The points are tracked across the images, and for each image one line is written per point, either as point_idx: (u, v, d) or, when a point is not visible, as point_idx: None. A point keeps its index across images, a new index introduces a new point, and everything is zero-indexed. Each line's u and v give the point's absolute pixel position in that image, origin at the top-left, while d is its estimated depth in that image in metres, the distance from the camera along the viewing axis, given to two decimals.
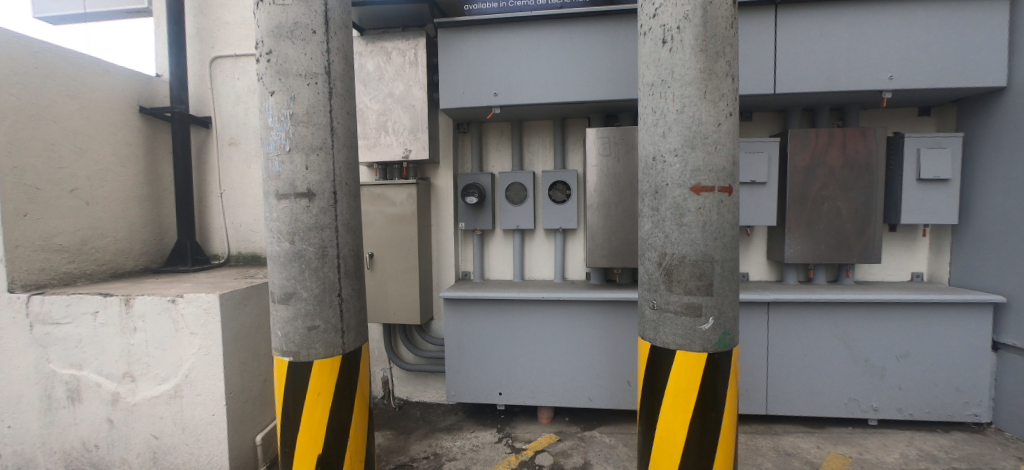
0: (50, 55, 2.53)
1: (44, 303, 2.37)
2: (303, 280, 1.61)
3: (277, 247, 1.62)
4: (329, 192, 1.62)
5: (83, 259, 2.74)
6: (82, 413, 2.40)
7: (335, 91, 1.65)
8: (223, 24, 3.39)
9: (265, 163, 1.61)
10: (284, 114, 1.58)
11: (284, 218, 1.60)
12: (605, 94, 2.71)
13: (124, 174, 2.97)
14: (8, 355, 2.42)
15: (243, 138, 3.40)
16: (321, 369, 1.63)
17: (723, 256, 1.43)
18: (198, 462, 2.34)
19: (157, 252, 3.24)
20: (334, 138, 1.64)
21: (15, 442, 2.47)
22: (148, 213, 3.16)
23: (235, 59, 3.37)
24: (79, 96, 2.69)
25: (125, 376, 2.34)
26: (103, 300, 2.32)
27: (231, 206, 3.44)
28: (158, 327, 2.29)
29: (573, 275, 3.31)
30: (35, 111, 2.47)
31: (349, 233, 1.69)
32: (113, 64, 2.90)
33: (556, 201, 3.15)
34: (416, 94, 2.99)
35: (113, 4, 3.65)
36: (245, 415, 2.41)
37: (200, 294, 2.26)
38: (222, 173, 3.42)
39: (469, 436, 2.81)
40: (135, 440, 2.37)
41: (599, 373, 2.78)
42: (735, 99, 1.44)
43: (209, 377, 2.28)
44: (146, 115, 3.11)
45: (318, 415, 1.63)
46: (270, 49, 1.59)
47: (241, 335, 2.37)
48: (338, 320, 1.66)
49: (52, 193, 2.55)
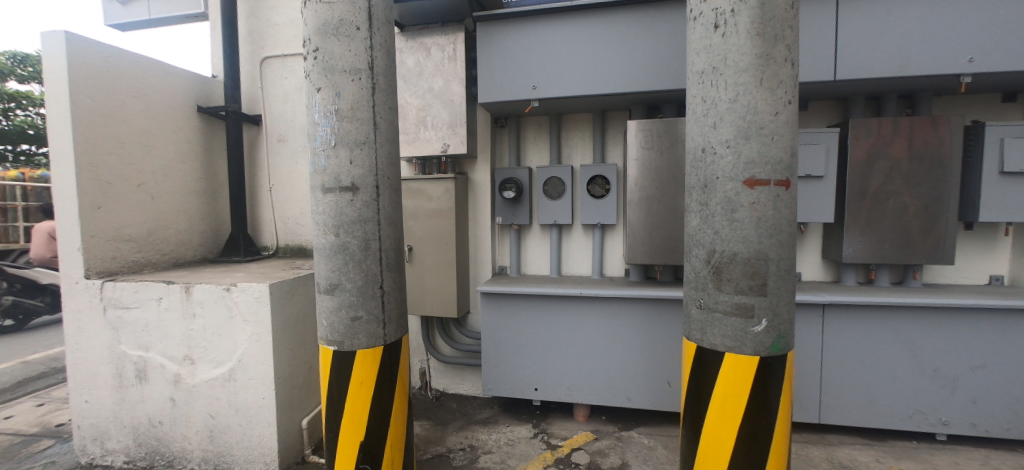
0: (119, 59, 2.72)
1: (116, 289, 2.57)
2: (347, 272, 1.65)
3: (322, 240, 1.66)
4: (372, 186, 1.65)
5: (149, 249, 2.95)
6: (148, 391, 2.58)
7: (378, 86, 1.67)
8: (273, 25, 3.53)
9: (312, 158, 1.65)
10: (329, 110, 1.62)
11: (329, 211, 1.64)
12: (648, 85, 2.62)
13: (184, 170, 3.17)
14: (86, 336, 2.64)
15: (291, 135, 3.53)
16: (363, 360, 1.67)
17: (779, 255, 1.34)
18: (250, 443, 2.47)
19: (213, 243, 3.45)
20: (377, 133, 1.66)
21: (91, 415, 2.70)
22: (205, 206, 3.36)
23: (283, 58, 3.50)
24: (145, 97, 2.88)
25: (186, 359, 2.51)
26: (167, 287, 2.49)
27: (280, 201, 3.59)
28: (215, 314, 2.42)
29: (612, 271, 3.23)
30: (108, 112, 2.66)
31: (391, 227, 1.72)
32: (174, 66, 3.09)
33: (594, 196, 3.09)
34: (455, 89, 3.01)
35: (175, 10, 3.89)
36: (291, 400, 2.52)
37: (252, 283, 2.37)
38: (272, 168, 3.58)
39: (504, 430, 2.82)
40: (194, 418, 2.54)
41: (637, 373, 2.71)
42: (796, 86, 1.34)
43: (260, 363, 2.40)
44: (203, 114, 3.30)
45: (360, 404, 1.67)
46: (316, 47, 1.63)
47: (288, 323, 2.48)
48: (380, 312, 1.69)
49: (122, 188, 2.75)
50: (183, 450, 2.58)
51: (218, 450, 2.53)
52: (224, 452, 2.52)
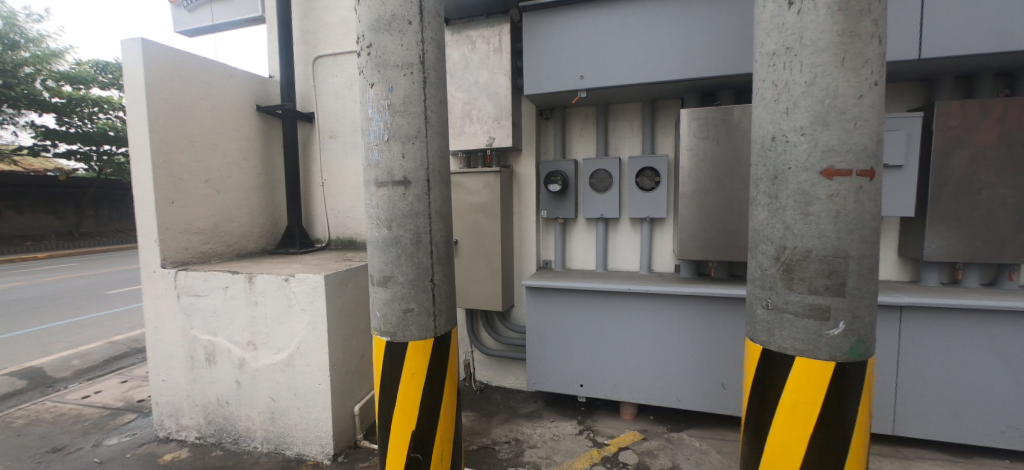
0: (188, 62, 2.90)
1: (187, 278, 2.76)
2: (400, 265, 1.67)
3: (375, 233, 1.69)
4: (423, 179, 1.66)
5: (215, 241, 3.15)
6: (217, 373, 2.77)
7: (429, 80, 1.67)
8: (324, 25, 3.65)
9: (366, 153, 1.68)
10: (382, 105, 1.64)
11: (382, 205, 1.66)
12: (703, 71, 2.48)
13: (245, 166, 3.35)
14: (163, 320, 2.86)
15: (341, 131, 3.64)
16: (415, 351, 1.70)
17: (860, 252, 1.23)
18: (307, 426, 2.60)
19: (271, 235, 3.64)
20: (428, 127, 1.67)
21: (167, 393, 2.93)
22: (264, 200, 3.55)
23: (334, 57, 3.61)
24: (211, 98, 3.06)
25: (249, 344, 2.66)
26: (232, 277, 2.64)
27: (331, 195, 3.73)
28: (275, 303, 2.55)
29: (661, 267, 3.12)
30: (179, 113, 2.85)
31: (442, 221, 1.73)
32: (236, 68, 3.26)
33: (643, 189, 2.98)
34: (500, 81, 2.98)
35: (236, 14, 4.11)
36: (344, 387, 2.63)
37: (308, 274, 2.47)
38: (324, 164, 3.71)
39: (549, 426, 2.81)
40: (257, 400, 2.69)
41: (688, 373, 2.61)
42: (883, 65, 1.21)
43: (316, 350, 2.50)
44: (262, 113, 3.47)
45: (411, 395, 1.70)
46: (370, 43, 1.65)
47: (341, 313, 2.57)
48: (430, 304, 1.71)
49: (192, 184, 2.95)
50: (247, 429, 2.75)
51: (278, 431, 2.67)
52: (283, 433, 2.66)
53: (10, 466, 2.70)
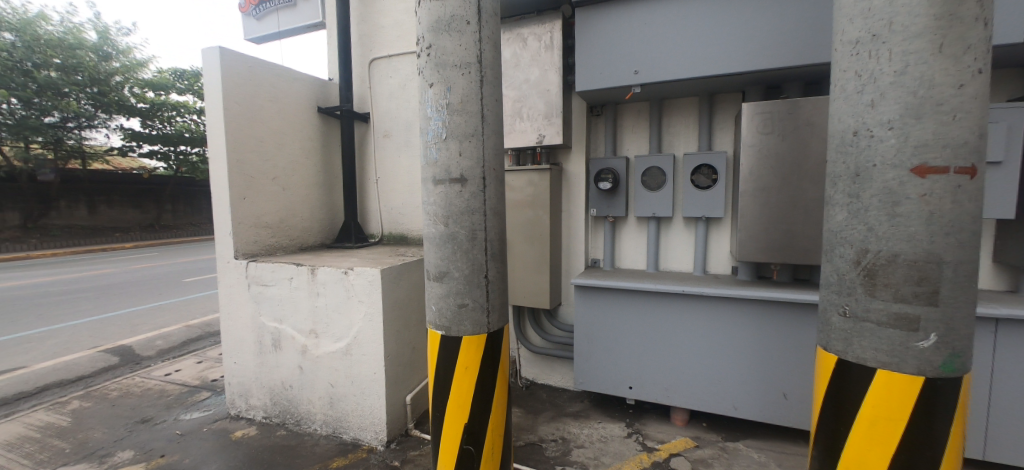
0: (259, 68, 3.11)
1: (257, 268, 2.97)
2: (455, 260, 1.71)
3: (432, 230, 1.74)
4: (480, 177, 1.69)
5: (281, 235, 3.36)
6: (282, 358, 2.96)
7: (486, 79, 1.69)
8: (380, 28, 3.78)
9: (424, 151, 1.73)
10: (441, 104, 1.68)
11: (440, 201, 1.70)
12: (769, 62, 2.34)
13: (307, 165, 3.55)
14: (235, 307, 3.10)
15: (395, 131, 3.77)
16: (469, 345, 1.73)
17: (957, 258, 1.11)
18: (362, 412, 2.72)
19: (329, 230, 3.84)
20: (485, 125, 1.69)
21: (238, 375, 3.16)
22: (323, 197, 3.74)
23: (389, 58, 3.73)
24: (278, 100, 3.26)
25: (311, 332, 2.82)
26: (296, 269, 2.81)
27: (385, 192, 3.87)
28: (335, 294, 2.69)
29: (717, 269, 2.99)
30: (251, 115, 3.06)
31: (496, 218, 1.75)
32: (300, 72, 3.45)
33: (699, 187, 2.87)
34: (551, 78, 2.97)
35: (299, 21, 4.34)
36: (397, 377, 2.73)
37: (366, 268, 2.58)
38: (379, 162, 3.86)
39: (597, 426, 2.77)
40: (317, 385, 2.86)
41: (746, 381, 2.49)
42: (990, 50, 1.09)
43: (372, 341, 2.61)
44: (323, 114, 3.66)
45: (464, 388, 1.74)
46: (430, 44, 1.69)
47: (395, 306, 2.66)
48: (484, 300, 1.74)
49: (262, 181, 3.17)
50: (308, 412, 2.92)
51: (336, 415, 2.82)
52: (340, 417, 2.81)
53: (108, 432, 3.03)
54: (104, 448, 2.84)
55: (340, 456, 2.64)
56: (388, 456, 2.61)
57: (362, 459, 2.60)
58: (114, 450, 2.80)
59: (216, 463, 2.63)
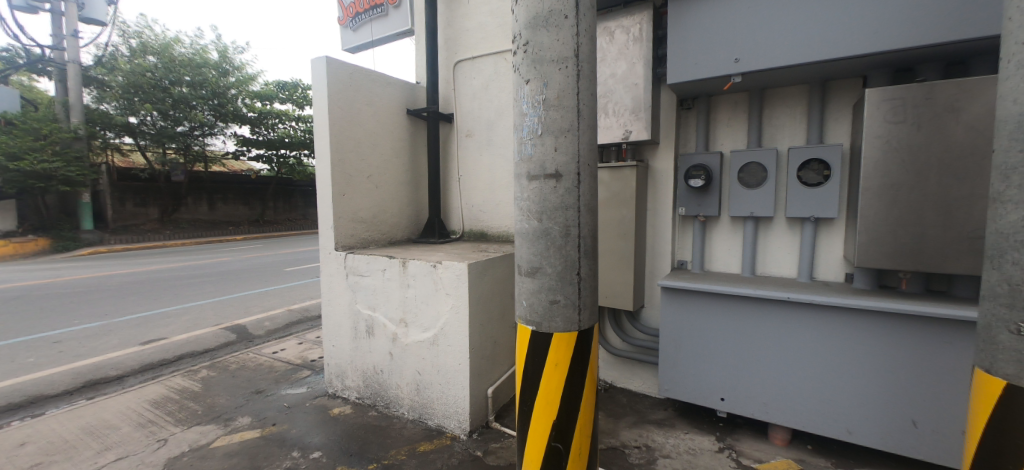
0: (358, 74, 3.35)
1: (354, 260, 3.21)
2: (548, 256, 1.70)
3: (525, 225, 1.75)
4: (574, 173, 1.68)
5: (373, 229, 3.61)
6: (374, 344, 3.17)
7: (583, 73, 1.68)
8: (465, 31, 3.90)
9: (519, 147, 1.74)
10: (537, 100, 1.68)
11: (534, 197, 1.71)
12: (902, 41, 2.05)
13: (397, 164, 3.77)
14: (334, 295, 3.38)
15: (477, 130, 3.87)
16: (559, 343, 1.72)
17: None
18: (447, 401, 2.84)
19: (415, 226, 4.04)
20: (580, 120, 1.68)
21: (335, 357, 3.44)
22: (410, 194, 3.96)
23: (472, 60, 3.84)
24: (373, 104, 3.50)
25: (401, 321, 2.99)
26: (389, 261, 3.00)
27: (466, 190, 4.00)
28: (424, 286, 2.82)
29: (826, 275, 2.68)
30: (351, 118, 3.31)
31: (590, 214, 1.72)
32: (392, 76, 3.67)
33: (807, 184, 2.60)
34: (639, 71, 2.85)
35: (390, 29, 4.60)
36: (480, 369, 2.81)
37: (453, 262, 2.68)
38: (461, 161, 4.00)
39: (683, 437, 2.63)
40: (405, 371, 3.02)
41: (864, 403, 2.21)
42: None
43: (457, 332, 2.71)
44: (412, 116, 3.86)
45: (553, 385, 1.74)
46: (526, 40, 1.70)
47: (479, 300, 2.74)
48: (576, 297, 1.72)
49: (358, 179, 3.42)
50: (396, 396, 3.10)
51: (422, 401, 2.96)
52: (426, 404, 2.94)
53: (230, 399, 3.46)
54: (228, 412, 3.24)
55: (426, 440, 2.78)
56: (470, 445, 2.69)
57: (446, 445, 2.71)
58: (236, 415, 3.19)
59: (318, 436, 2.88)
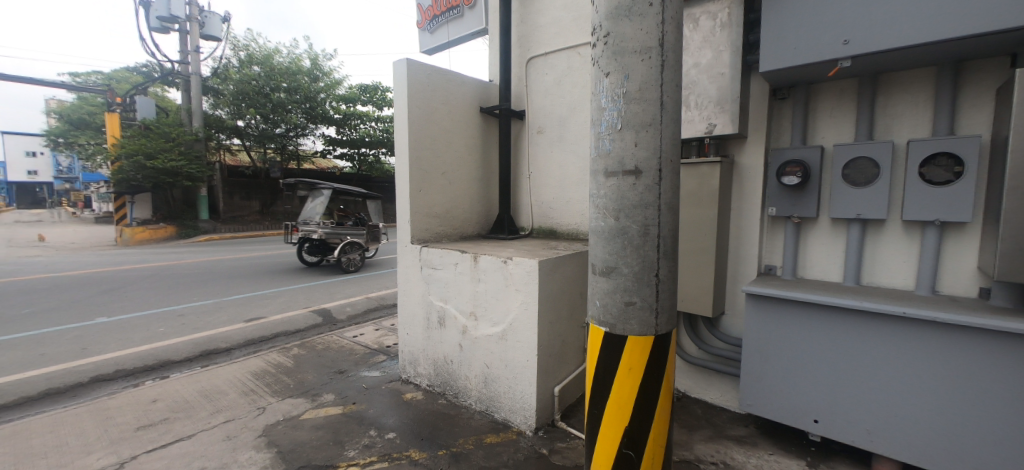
0: (436, 74, 3.47)
1: (429, 253, 3.33)
2: (625, 256, 1.64)
3: (601, 223, 1.69)
4: (655, 169, 1.60)
5: (446, 224, 3.73)
6: (445, 335, 3.29)
7: (667, 63, 1.59)
8: (538, 27, 3.87)
9: (596, 143, 1.69)
10: (617, 93, 1.62)
11: (611, 194, 1.65)
12: None
13: (470, 161, 3.86)
14: (410, 286, 3.54)
15: (548, 126, 3.84)
16: (634, 347, 1.66)
17: None
18: (513, 395, 2.86)
19: (485, 222, 4.12)
20: (663, 113, 1.60)
21: (409, 345, 3.62)
22: (481, 191, 4.03)
23: (545, 56, 3.81)
24: (449, 103, 3.61)
25: (471, 314, 3.06)
26: (462, 256, 3.08)
27: (536, 187, 3.99)
28: (495, 281, 2.86)
29: (951, 289, 2.31)
30: (427, 117, 3.44)
31: (670, 213, 1.64)
32: (467, 75, 3.76)
33: (931, 182, 2.26)
34: (726, 59, 2.65)
35: (465, 29, 4.70)
36: (547, 367, 2.79)
37: (524, 259, 2.68)
38: (531, 158, 3.99)
39: (767, 457, 2.42)
40: (473, 363, 3.09)
41: (1000, 442, 1.87)
42: None
43: (526, 329, 2.71)
44: (484, 113, 3.93)
45: (626, 390, 1.67)
46: (607, 32, 1.64)
47: (549, 298, 2.71)
48: (653, 300, 1.64)
49: (434, 176, 3.54)
50: (465, 387, 3.19)
51: (489, 394, 3.01)
52: (493, 397, 2.99)
53: (317, 377, 3.78)
54: (315, 388, 3.55)
55: (493, 433, 2.82)
56: (536, 442, 2.69)
57: (512, 439, 2.74)
58: (322, 392, 3.48)
59: (392, 418, 3.05)
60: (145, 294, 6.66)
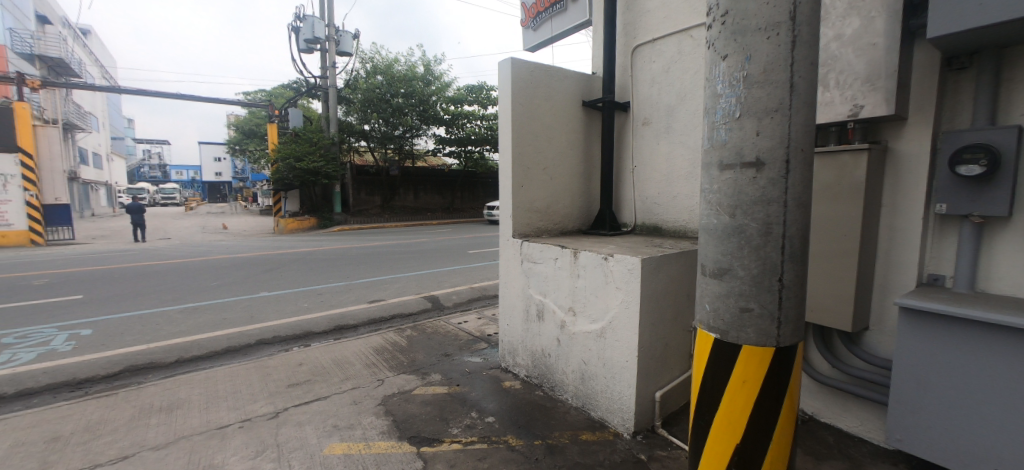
0: (539, 70, 3.49)
1: (529, 247, 3.40)
2: (741, 257, 1.48)
3: (714, 221, 1.55)
4: (782, 160, 1.42)
5: (547, 219, 3.76)
6: (543, 328, 3.33)
7: (800, 39, 1.39)
8: (646, 13, 3.67)
9: (710, 133, 1.56)
10: (736, 77, 1.47)
11: (726, 189, 1.51)
12: None
13: (571, 156, 3.83)
14: (511, 279, 3.65)
15: (655, 117, 3.63)
16: (749, 358, 1.50)
17: None
18: (611, 395, 2.79)
19: (586, 217, 4.06)
20: (793, 97, 1.41)
21: (508, 335, 3.74)
22: (582, 186, 3.98)
23: (653, 42, 3.60)
24: (551, 99, 3.62)
25: (570, 310, 3.05)
26: (561, 251, 3.08)
27: (640, 181, 3.82)
28: (594, 278, 2.81)
29: None
30: (530, 113, 3.48)
31: (799, 209, 1.44)
32: (570, 69, 3.72)
33: None
34: (880, 27, 2.23)
35: (568, 23, 4.66)
36: (649, 370, 2.67)
37: (626, 256, 2.58)
38: (636, 150, 3.82)
39: None
40: (570, 359, 3.09)
41: None
42: None
43: (626, 328, 2.62)
44: (587, 107, 3.86)
45: (738, 406, 1.52)
46: (725, 10, 1.49)
47: (652, 297, 2.58)
48: (776, 308, 1.46)
49: (535, 172, 3.59)
50: (561, 381, 3.20)
51: (586, 391, 2.98)
52: (589, 394, 2.95)
53: (427, 357, 4.12)
54: (425, 367, 3.87)
55: (589, 430, 2.79)
56: (634, 446, 2.59)
57: (608, 440, 2.68)
58: (430, 371, 3.78)
59: (492, 403, 3.19)
60: (291, 275, 7.84)
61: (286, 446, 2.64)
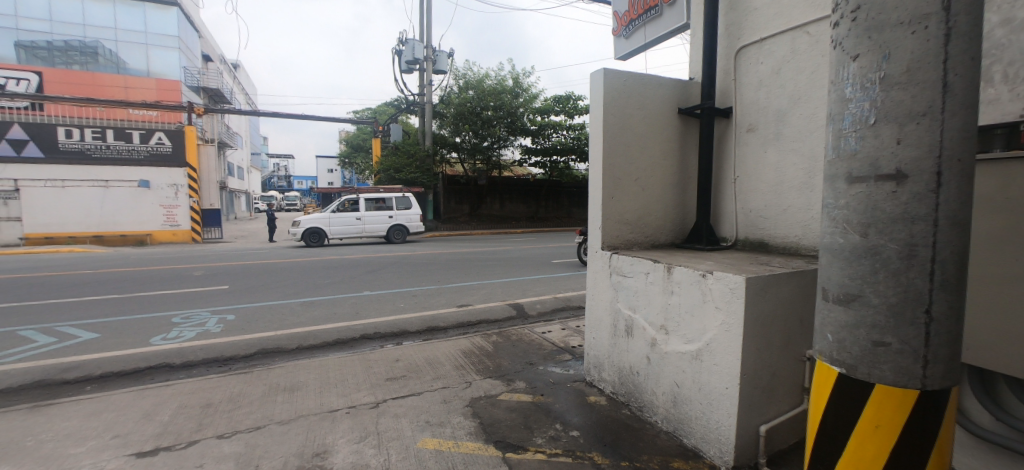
0: (632, 80, 3.41)
1: (619, 260, 3.31)
2: (875, 282, 1.30)
3: (841, 240, 1.40)
4: (931, 172, 1.22)
5: (638, 232, 3.63)
6: (632, 344, 3.21)
7: (957, 30, 1.19)
8: (753, 11, 3.41)
9: (836, 142, 1.41)
10: (870, 79, 1.31)
11: (857, 205, 1.35)
12: None
13: (665, 166, 3.67)
14: (599, 291, 3.59)
15: (762, 123, 3.34)
16: (883, 399, 1.31)
17: None
18: (706, 423, 2.60)
19: (680, 231, 3.86)
20: (947, 97, 1.21)
21: (594, 349, 3.67)
22: (677, 197, 3.80)
23: (761, 43, 3.33)
24: (645, 108, 3.51)
25: (662, 327, 2.91)
26: (654, 265, 2.96)
27: (744, 193, 3.53)
28: (690, 296, 2.65)
29: None
30: (623, 124, 3.41)
31: (954, 230, 1.22)
32: (665, 77, 3.59)
33: None
34: None
35: (663, 29, 4.50)
36: (753, 400, 2.44)
37: (727, 274, 2.40)
38: (739, 159, 3.55)
39: None
40: (661, 379, 2.93)
41: None
42: None
43: (726, 352, 2.42)
44: (685, 115, 3.68)
45: (868, 452, 1.34)
46: (857, 6, 1.35)
47: (758, 320, 2.36)
48: (921, 344, 1.25)
49: (627, 183, 3.49)
50: (650, 401, 3.05)
51: (678, 415, 2.81)
52: (682, 419, 2.78)
53: (511, 363, 4.20)
54: (509, 374, 3.95)
55: (681, 458, 2.63)
56: None
57: None
58: (514, 378, 3.84)
59: (577, 417, 3.15)
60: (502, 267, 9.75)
61: (385, 435, 2.86)
